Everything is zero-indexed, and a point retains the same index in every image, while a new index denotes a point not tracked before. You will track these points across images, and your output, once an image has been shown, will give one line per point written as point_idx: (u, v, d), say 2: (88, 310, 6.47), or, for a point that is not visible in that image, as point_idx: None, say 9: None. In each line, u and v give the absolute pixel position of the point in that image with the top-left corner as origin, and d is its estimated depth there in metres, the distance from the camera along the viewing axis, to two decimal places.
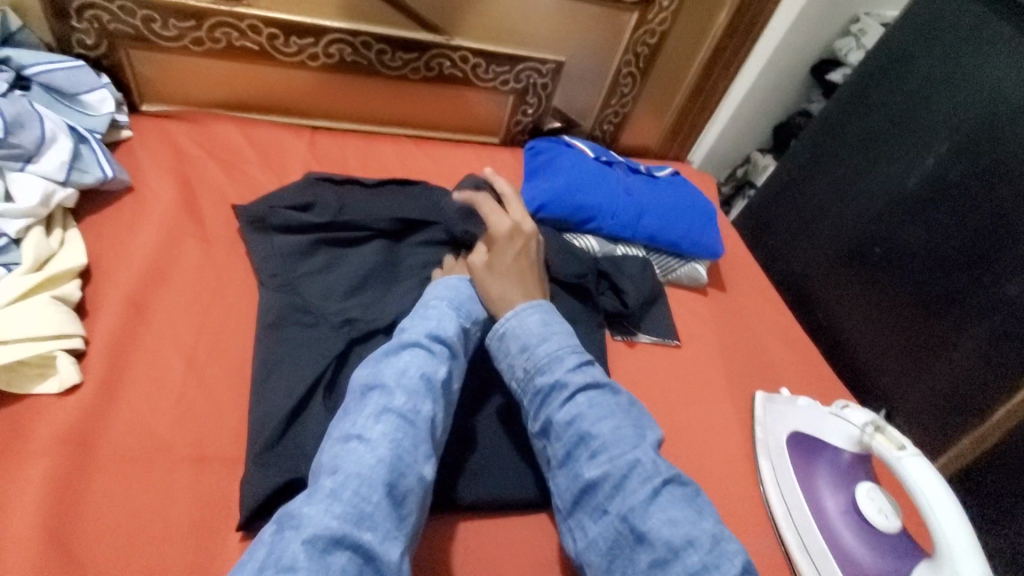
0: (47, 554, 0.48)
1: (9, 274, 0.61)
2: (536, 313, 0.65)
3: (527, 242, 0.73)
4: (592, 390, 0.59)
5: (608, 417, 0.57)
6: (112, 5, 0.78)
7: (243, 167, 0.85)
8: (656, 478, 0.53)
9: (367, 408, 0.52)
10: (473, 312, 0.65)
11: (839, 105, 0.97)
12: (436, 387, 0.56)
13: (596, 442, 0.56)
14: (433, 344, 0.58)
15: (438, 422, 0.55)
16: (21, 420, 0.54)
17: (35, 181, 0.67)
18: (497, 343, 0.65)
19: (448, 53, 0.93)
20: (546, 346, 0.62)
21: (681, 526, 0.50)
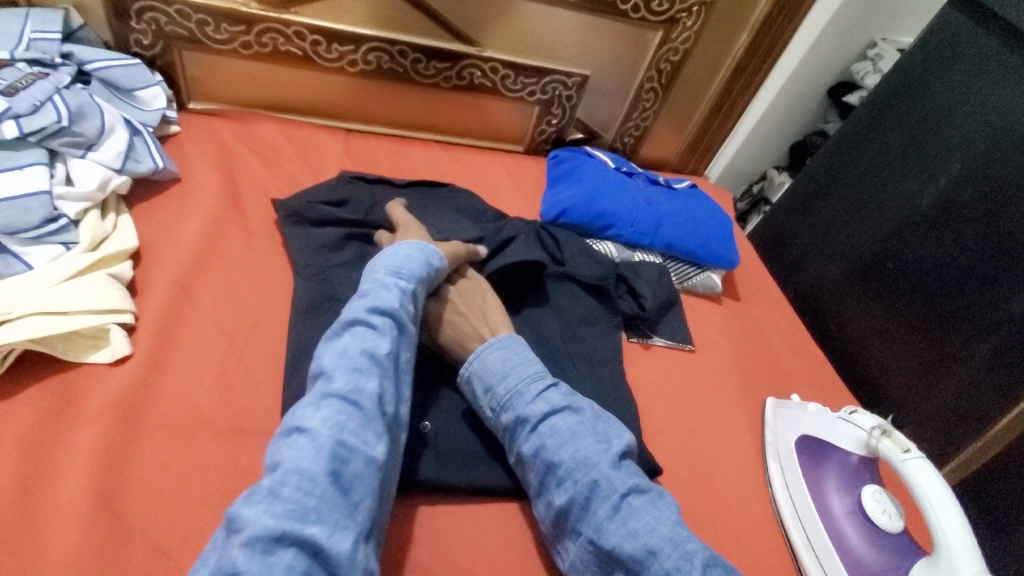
0: (97, 510, 0.51)
1: (68, 252, 0.65)
2: (495, 352, 0.65)
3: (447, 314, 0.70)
4: (553, 417, 0.61)
5: (571, 441, 0.59)
6: (169, 8, 0.83)
7: (281, 164, 0.90)
8: (613, 495, 0.55)
9: (308, 398, 0.51)
10: (421, 279, 0.66)
11: (855, 124, 0.99)
12: (379, 364, 0.55)
13: (561, 469, 0.57)
14: (374, 320, 0.58)
15: (385, 400, 0.54)
16: (75, 387, 0.58)
17: (95, 169, 0.71)
18: (464, 387, 0.66)
19: (479, 63, 0.97)
20: (506, 383, 0.63)
21: (641, 538, 0.53)
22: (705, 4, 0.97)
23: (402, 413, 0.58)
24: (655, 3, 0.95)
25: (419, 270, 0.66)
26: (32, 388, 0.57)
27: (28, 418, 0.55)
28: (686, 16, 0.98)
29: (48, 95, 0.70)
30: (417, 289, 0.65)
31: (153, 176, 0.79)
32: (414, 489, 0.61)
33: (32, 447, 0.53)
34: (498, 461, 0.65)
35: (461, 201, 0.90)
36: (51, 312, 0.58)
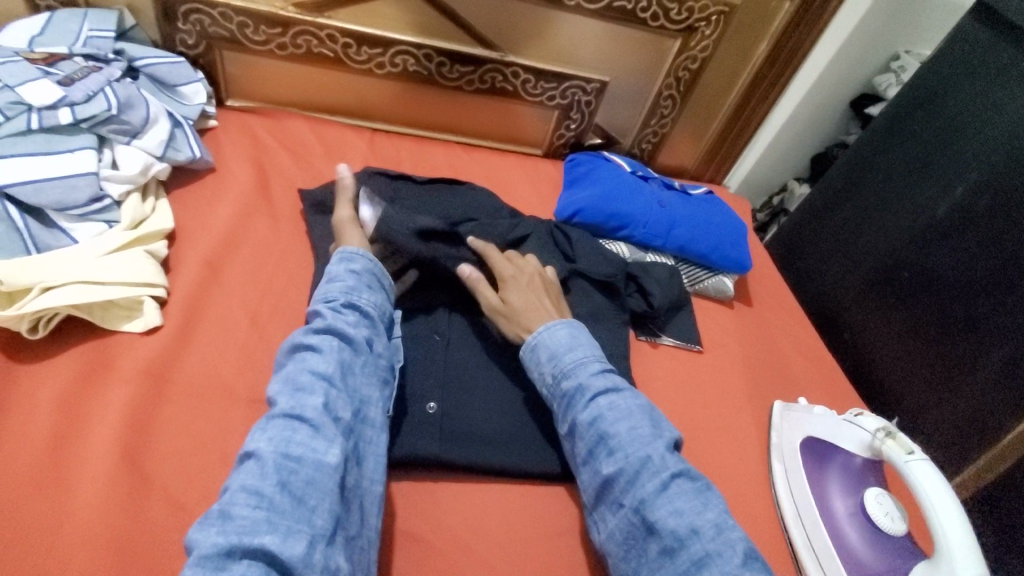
0: (124, 464, 0.55)
1: (110, 230, 0.70)
2: (564, 328, 0.69)
3: (533, 282, 0.76)
4: (611, 394, 0.63)
5: (626, 419, 0.61)
6: (213, 10, 0.89)
7: (309, 159, 0.95)
8: (664, 473, 0.56)
9: (256, 425, 0.53)
10: (358, 288, 0.66)
11: (874, 134, 1.00)
12: (322, 378, 0.56)
13: (614, 441, 0.59)
14: (311, 340, 0.59)
15: (333, 408, 0.54)
16: (109, 352, 0.62)
17: (138, 155, 0.76)
18: (528, 354, 0.69)
19: (502, 68, 1.01)
20: (571, 355, 0.66)
21: (686, 517, 0.53)
22: (724, 14, 0.99)
23: (366, 415, 0.58)
24: (674, 12, 0.97)
25: (354, 283, 0.67)
26: (71, 351, 0.61)
27: (66, 379, 0.59)
28: (705, 25, 1.00)
29: (100, 86, 0.75)
30: (360, 299, 0.66)
31: (190, 165, 0.84)
32: (419, 466, 0.63)
33: (69, 406, 0.58)
34: (502, 444, 0.67)
35: (478, 198, 0.94)
36: (92, 283, 0.62)
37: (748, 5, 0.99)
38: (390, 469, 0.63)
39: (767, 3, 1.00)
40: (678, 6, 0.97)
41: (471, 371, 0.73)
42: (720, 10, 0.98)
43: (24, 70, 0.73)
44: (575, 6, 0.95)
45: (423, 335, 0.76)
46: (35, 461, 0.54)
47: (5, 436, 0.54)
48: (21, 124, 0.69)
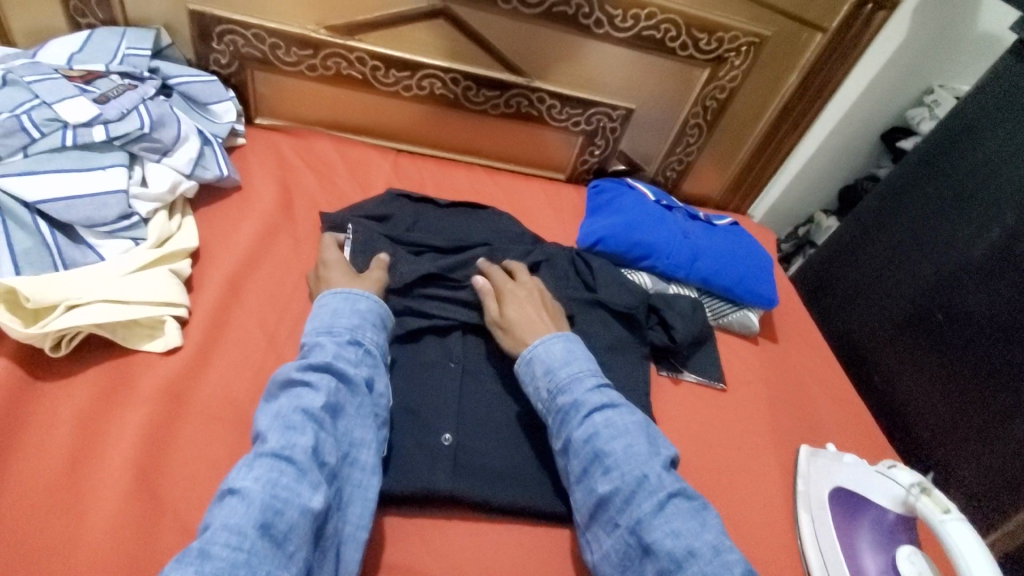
0: (137, 489, 0.54)
1: (136, 247, 0.71)
2: (560, 341, 0.68)
3: (530, 291, 0.77)
4: (607, 409, 0.62)
5: (622, 436, 0.60)
6: (247, 32, 0.91)
7: (334, 179, 0.95)
8: (660, 492, 0.55)
9: (242, 461, 0.52)
10: (362, 326, 0.65)
11: (912, 163, 0.96)
12: (314, 420, 0.55)
13: (609, 459, 0.58)
14: (309, 377, 0.57)
15: (322, 451, 0.53)
16: (129, 372, 0.62)
17: (167, 173, 0.77)
18: (523, 367, 0.68)
19: (528, 93, 1.01)
20: (567, 369, 0.66)
21: (683, 538, 0.53)
22: (755, 44, 0.98)
23: (355, 459, 0.57)
24: (703, 42, 0.96)
25: (355, 321, 0.65)
26: (91, 369, 0.61)
27: (86, 398, 0.59)
28: (735, 55, 0.99)
29: (134, 104, 0.77)
30: (361, 338, 0.64)
31: (217, 183, 0.84)
32: (431, 500, 0.62)
33: (87, 425, 0.58)
34: (520, 481, 0.65)
35: (499, 223, 0.93)
36: (116, 301, 0.63)
37: (780, 36, 0.98)
38: (401, 503, 0.62)
39: (799, 34, 0.98)
40: (708, 36, 0.96)
41: (488, 402, 0.71)
42: (751, 41, 0.97)
43: (62, 87, 0.74)
44: (604, 35, 0.95)
45: (439, 362, 0.73)
46: (51, 480, 0.54)
47: (23, 454, 0.54)
48: (56, 141, 0.71)
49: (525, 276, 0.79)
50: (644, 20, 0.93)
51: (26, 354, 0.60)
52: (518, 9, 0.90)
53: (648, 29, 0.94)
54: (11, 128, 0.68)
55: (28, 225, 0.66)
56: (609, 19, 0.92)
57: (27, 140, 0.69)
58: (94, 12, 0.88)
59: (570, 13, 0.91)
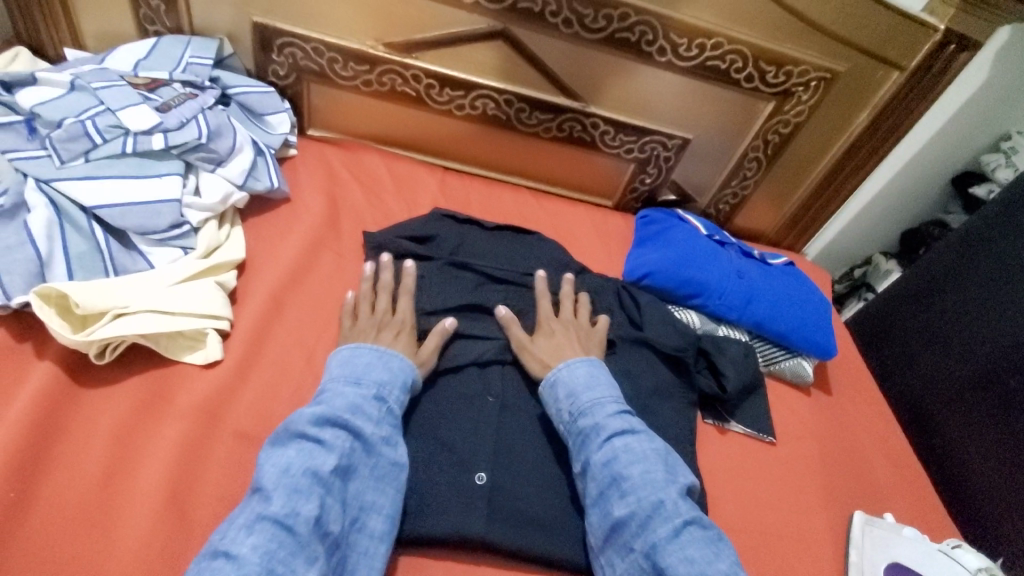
0: (167, 511, 0.53)
1: (185, 257, 0.71)
2: (583, 366, 0.70)
3: (567, 326, 0.77)
4: (626, 435, 0.63)
5: (640, 462, 0.61)
6: (307, 45, 0.91)
7: (381, 195, 0.94)
8: (677, 519, 0.56)
9: (241, 517, 0.50)
10: (389, 382, 0.64)
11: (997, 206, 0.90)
12: (321, 483, 0.53)
13: (627, 483, 0.59)
14: (324, 435, 0.56)
15: (325, 520, 0.52)
16: (168, 384, 0.62)
17: (220, 183, 0.77)
18: (546, 389, 0.70)
19: (582, 118, 0.99)
20: (589, 394, 0.67)
21: (697, 565, 0.53)
22: (825, 80, 0.93)
23: (365, 524, 0.55)
24: (770, 75, 0.92)
25: (382, 376, 0.64)
26: (131, 379, 0.61)
27: (126, 408, 0.59)
28: (803, 90, 0.95)
29: (194, 113, 0.77)
30: (386, 394, 0.63)
31: (267, 194, 0.84)
32: (460, 543, 0.59)
33: (124, 438, 0.57)
34: (554, 529, 0.62)
35: (544, 251, 0.90)
36: (162, 311, 0.63)
37: (853, 73, 0.93)
38: (427, 545, 0.59)
39: (875, 71, 0.93)
40: (776, 69, 0.92)
41: (524, 441, 0.69)
42: (822, 76, 0.93)
43: (127, 93, 0.75)
44: (666, 63, 0.91)
45: (476, 395, 0.71)
46: (85, 494, 0.53)
47: (60, 463, 0.54)
48: (117, 147, 0.71)
49: (570, 309, 0.80)
50: (709, 51, 0.89)
51: (71, 360, 0.60)
52: (579, 34, 0.88)
53: (712, 59, 0.91)
54: (75, 133, 0.69)
55: (85, 229, 0.67)
56: (673, 47, 0.89)
57: (89, 146, 0.70)
58: (162, 20, 0.90)
59: (632, 40, 0.88)
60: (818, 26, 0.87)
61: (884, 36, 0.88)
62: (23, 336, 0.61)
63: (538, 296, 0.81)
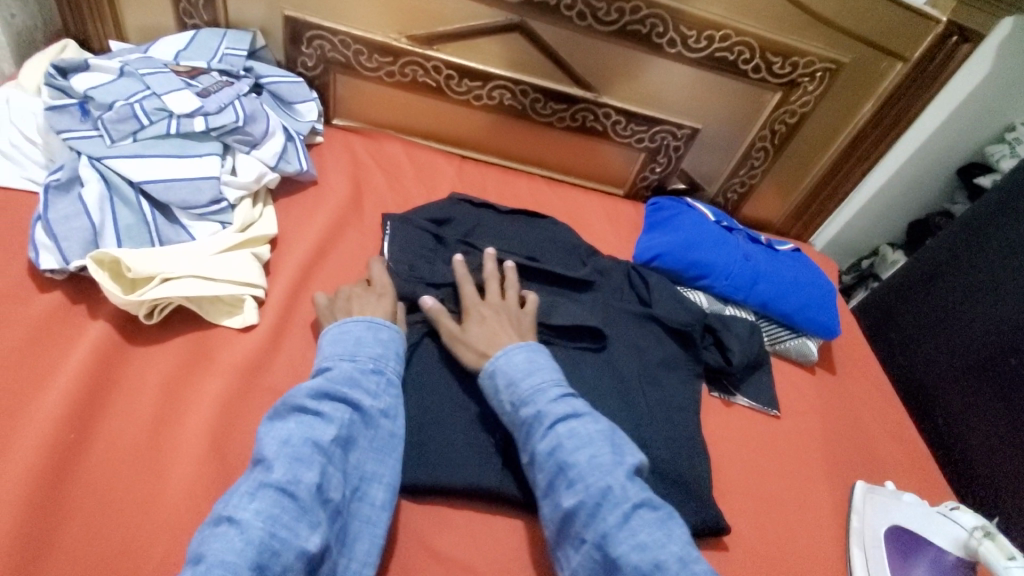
0: (211, 456, 0.58)
1: (223, 230, 0.76)
2: (523, 352, 0.67)
3: (498, 310, 0.74)
4: (571, 420, 0.61)
5: (586, 446, 0.59)
6: (335, 38, 0.96)
7: (402, 180, 0.99)
8: (625, 504, 0.54)
9: (243, 486, 0.51)
10: (385, 355, 0.65)
11: (996, 197, 0.93)
12: (322, 452, 0.54)
13: (573, 471, 0.57)
14: (323, 408, 0.57)
15: (327, 488, 0.53)
16: (209, 345, 0.67)
17: (254, 164, 0.82)
18: (486, 380, 0.66)
19: (594, 108, 1.03)
20: (530, 381, 0.64)
21: (650, 552, 0.52)
22: (830, 71, 0.97)
23: (365, 493, 0.57)
24: (777, 66, 0.96)
25: (378, 351, 0.64)
26: (176, 339, 0.66)
27: (172, 365, 0.64)
28: (809, 80, 0.98)
29: (231, 99, 0.82)
30: (384, 366, 0.64)
31: (296, 176, 0.89)
32: (477, 495, 0.64)
33: (170, 392, 0.62)
34: None
35: (556, 234, 0.94)
36: (204, 277, 0.68)
37: (857, 64, 0.96)
38: (447, 495, 0.64)
39: (878, 62, 0.96)
40: (782, 60, 0.95)
41: None
42: (827, 67, 0.96)
43: (170, 79, 0.81)
44: (675, 54, 0.95)
45: None
46: (136, 440, 0.58)
47: (114, 411, 0.59)
48: (162, 128, 0.77)
49: (496, 294, 0.76)
50: (717, 42, 0.93)
51: (122, 321, 0.65)
52: (592, 26, 0.92)
53: (720, 51, 0.94)
54: (125, 115, 0.75)
55: (133, 203, 0.72)
56: (683, 39, 0.93)
57: (136, 126, 0.76)
58: (200, 14, 0.95)
59: (643, 32, 0.93)
60: (822, 19, 0.90)
61: (886, 29, 0.92)
62: (78, 298, 0.66)
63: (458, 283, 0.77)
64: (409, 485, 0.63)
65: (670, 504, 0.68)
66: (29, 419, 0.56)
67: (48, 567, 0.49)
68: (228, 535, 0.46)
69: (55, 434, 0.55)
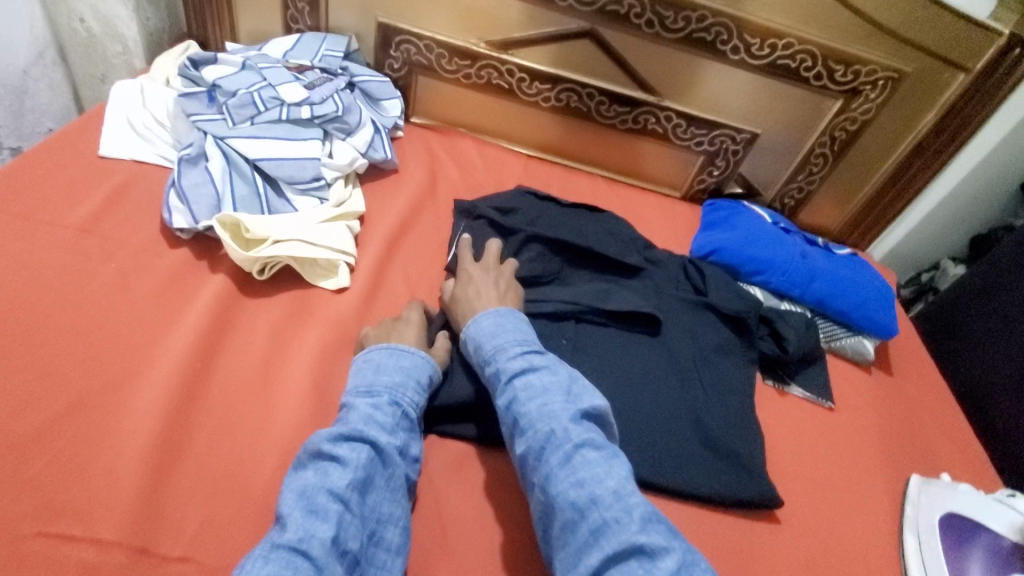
0: (311, 392, 0.66)
1: (321, 205, 0.85)
2: (491, 317, 0.71)
3: (489, 273, 0.79)
4: (526, 374, 0.64)
5: (539, 396, 0.62)
6: (420, 42, 1.06)
7: (474, 173, 1.07)
8: (567, 445, 0.58)
9: (257, 548, 0.49)
10: (403, 384, 0.64)
11: None
12: (338, 500, 0.53)
13: (524, 419, 0.61)
14: (338, 451, 0.56)
15: (343, 539, 0.51)
16: (309, 302, 0.75)
17: (349, 150, 0.91)
18: (461, 346, 0.72)
19: (656, 112, 1.08)
20: (493, 341, 0.68)
21: (586, 487, 0.55)
22: (893, 79, 0.99)
23: (381, 537, 0.55)
24: (839, 73, 0.99)
25: (397, 379, 0.64)
26: (282, 295, 0.75)
27: (278, 316, 0.72)
28: (871, 88, 1.01)
29: (332, 93, 0.92)
30: (401, 397, 0.63)
31: (381, 164, 0.98)
32: None
33: (277, 338, 0.70)
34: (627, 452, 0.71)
35: (616, 226, 0.98)
36: (305, 242, 0.77)
37: (921, 73, 0.99)
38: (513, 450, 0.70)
39: (941, 73, 0.98)
40: (845, 68, 0.99)
41: (599, 380, 0.77)
42: (889, 76, 0.99)
43: (282, 73, 0.92)
44: (738, 61, 1.00)
45: (553, 336, 0.80)
46: (249, 374, 0.66)
47: (231, 349, 0.68)
48: (275, 114, 0.87)
49: (490, 259, 0.82)
50: (780, 50, 0.98)
51: (237, 276, 0.75)
52: (660, 34, 0.98)
53: (783, 58, 0.99)
54: (245, 101, 0.86)
55: (248, 177, 0.83)
56: (746, 46, 0.98)
57: (254, 112, 0.87)
58: (304, 20, 1.07)
59: (708, 39, 0.98)
60: (887, 28, 0.93)
61: (951, 38, 0.94)
62: (202, 256, 0.76)
63: (458, 252, 0.84)
64: (480, 436, 0.69)
65: (726, 476, 0.71)
66: (164, 350, 0.65)
67: (179, 471, 0.57)
68: None
69: (186, 362, 0.64)
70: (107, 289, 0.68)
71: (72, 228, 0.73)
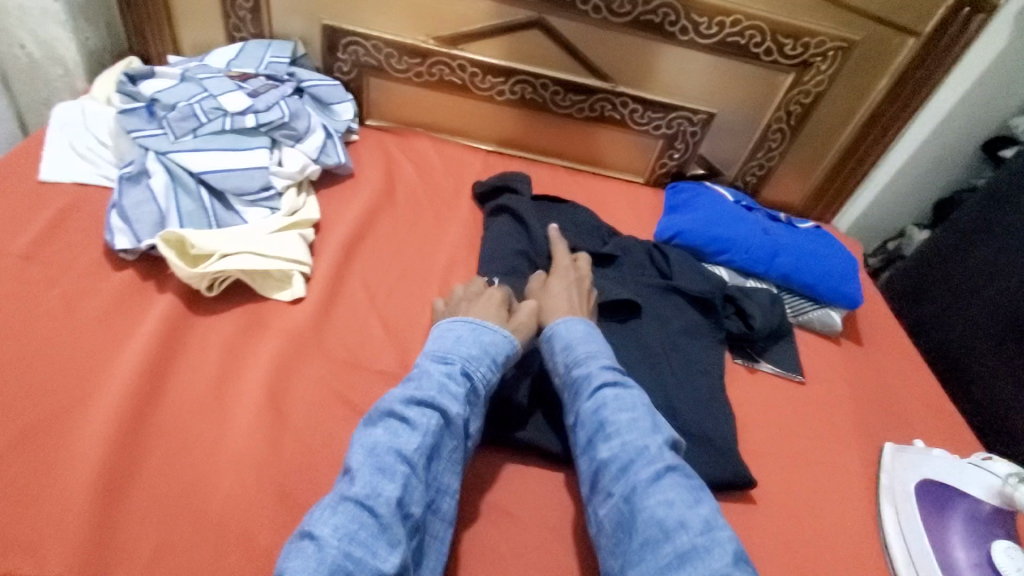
0: (268, 407, 0.64)
1: (273, 215, 0.83)
2: (582, 324, 0.71)
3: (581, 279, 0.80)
4: (618, 387, 0.63)
5: (629, 411, 0.61)
6: (368, 43, 1.04)
7: (433, 173, 1.06)
8: (659, 463, 0.56)
9: (326, 498, 0.50)
10: (478, 358, 0.62)
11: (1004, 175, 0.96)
12: (406, 463, 0.52)
13: (612, 427, 0.60)
14: (409, 414, 0.55)
15: (407, 503, 0.51)
16: (264, 316, 0.74)
17: (299, 156, 0.89)
18: (545, 344, 0.71)
19: (612, 98, 1.07)
20: (586, 346, 0.68)
21: (676, 509, 0.53)
22: (842, 49, 0.99)
23: (437, 507, 0.55)
24: (788, 47, 0.99)
25: (474, 352, 0.63)
26: (235, 310, 0.73)
27: (231, 332, 0.70)
28: (821, 60, 1.01)
29: (277, 99, 0.90)
30: (473, 370, 0.61)
31: (335, 169, 0.96)
32: (514, 448, 0.68)
33: (231, 355, 0.68)
34: None
35: (579, 216, 0.97)
36: (256, 253, 0.75)
37: (869, 41, 0.99)
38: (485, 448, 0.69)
39: (889, 40, 0.99)
40: (794, 41, 0.99)
41: None
42: (839, 46, 0.99)
43: (223, 83, 0.89)
44: (688, 41, 1.00)
45: None
46: (203, 394, 0.64)
47: (183, 370, 0.66)
48: (218, 125, 0.85)
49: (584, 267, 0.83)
50: (728, 28, 0.97)
51: (186, 293, 0.72)
52: (607, 19, 0.98)
53: (732, 35, 0.98)
54: (186, 114, 0.84)
55: (193, 192, 0.80)
56: (695, 26, 0.98)
57: (196, 124, 0.85)
58: (247, 28, 1.05)
59: (656, 21, 0.97)
60: None
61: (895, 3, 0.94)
62: (149, 276, 0.74)
63: (551, 241, 0.87)
64: None
65: (700, 458, 0.71)
66: (111, 376, 0.62)
67: (130, 500, 0.55)
68: (308, 552, 0.45)
69: (134, 386, 0.61)
70: (51, 317, 0.66)
71: (10, 257, 0.70)
